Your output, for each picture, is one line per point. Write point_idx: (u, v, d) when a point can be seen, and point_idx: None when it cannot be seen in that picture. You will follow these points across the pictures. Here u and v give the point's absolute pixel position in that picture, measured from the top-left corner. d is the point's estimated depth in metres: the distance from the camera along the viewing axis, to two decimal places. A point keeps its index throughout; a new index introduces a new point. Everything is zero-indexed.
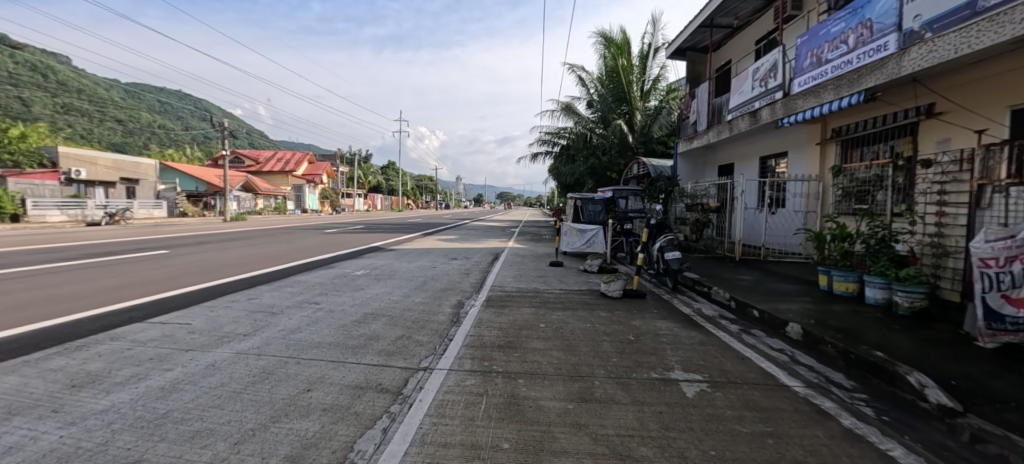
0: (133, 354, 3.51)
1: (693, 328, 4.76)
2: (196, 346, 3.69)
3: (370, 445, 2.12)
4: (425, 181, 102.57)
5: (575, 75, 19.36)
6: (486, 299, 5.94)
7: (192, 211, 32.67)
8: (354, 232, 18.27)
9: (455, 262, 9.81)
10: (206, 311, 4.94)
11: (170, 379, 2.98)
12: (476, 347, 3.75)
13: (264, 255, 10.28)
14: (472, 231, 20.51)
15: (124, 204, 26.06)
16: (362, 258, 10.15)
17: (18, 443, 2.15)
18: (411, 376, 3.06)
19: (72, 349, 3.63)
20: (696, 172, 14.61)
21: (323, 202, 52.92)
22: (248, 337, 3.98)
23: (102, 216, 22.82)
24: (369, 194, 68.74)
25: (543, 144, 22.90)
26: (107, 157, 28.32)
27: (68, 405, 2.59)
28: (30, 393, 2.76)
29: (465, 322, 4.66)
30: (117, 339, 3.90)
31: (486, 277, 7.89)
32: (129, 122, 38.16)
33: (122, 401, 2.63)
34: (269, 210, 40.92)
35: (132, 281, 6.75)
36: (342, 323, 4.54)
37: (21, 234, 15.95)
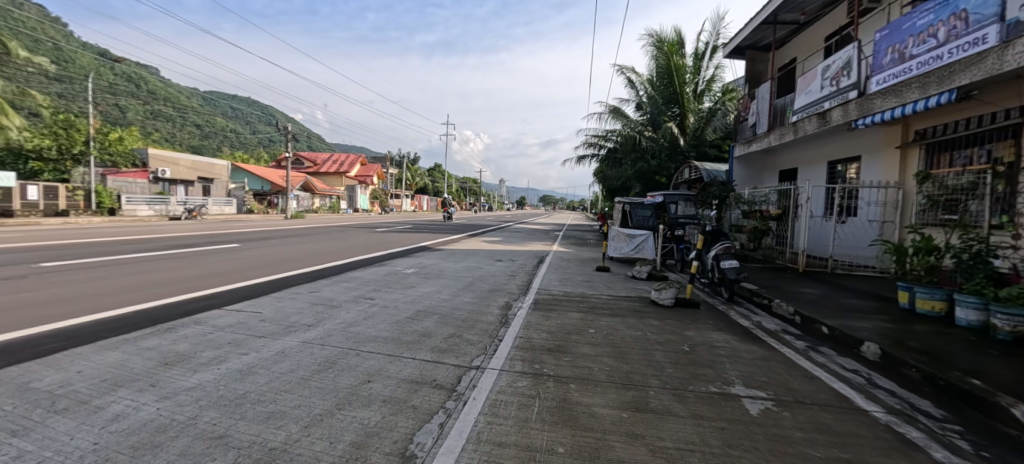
0: (214, 337, 3.86)
1: (753, 342, 4.50)
2: (267, 333, 3.99)
3: (428, 438, 2.18)
4: (469, 183, 104.34)
5: (625, 76, 18.99)
6: (534, 302, 5.91)
7: (258, 209, 35.26)
8: (402, 232, 18.90)
9: (500, 264, 9.88)
10: (274, 301, 5.32)
11: (247, 362, 3.24)
12: (526, 349, 3.77)
13: (321, 251, 10.91)
14: (517, 234, 20.50)
15: (201, 201, 28.72)
16: (411, 257, 10.46)
17: (123, 413, 2.44)
18: (463, 374, 3.12)
19: (164, 329, 4.06)
20: (754, 178, 13.85)
21: (374, 202, 55.33)
22: (312, 327, 4.25)
23: (183, 212, 25.28)
24: (416, 196, 71.03)
25: (589, 147, 22.63)
26: (187, 158, 31.71)
27: (163, 381, 2.89)
28: (132, 368, 3.11)
29: (514, 323, 4.69)
30: (198, 324, 4.27)
31: (532, 280, 7.89)
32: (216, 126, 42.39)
33: (207, 381, 2.89)
34: (325, 209, 43.37)
35: (209, 271, 7.40)
36: (395, 318, 4.72)
37: (116, 226, 17.95)
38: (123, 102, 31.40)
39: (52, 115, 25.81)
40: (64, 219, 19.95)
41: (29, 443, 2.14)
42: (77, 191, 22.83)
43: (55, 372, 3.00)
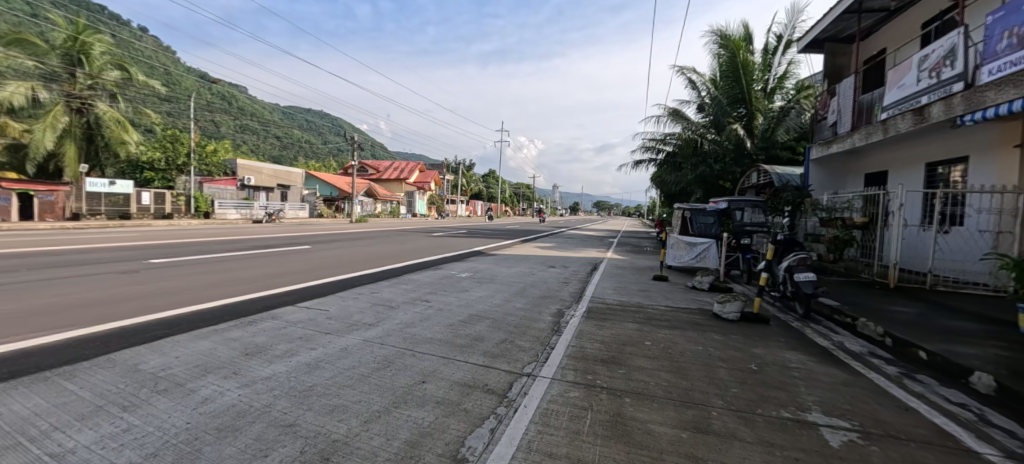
0: (287, 332, 4.19)
1: (833, 364, 4.07)
2: (332, 330, 4.26)
3: (479, 443, 2.20)
4: (522, 188, 105.09)
5: (685, 77, 18.19)
6: (587, 310, 5.80)
7: (327, 213, 37.93)
8: (458, 236, 19.43)
9: (553, 270, 9.82)
10: (339, 300, 5.67)
11: (315, 357, 3.47)
12: (578, 359, 3.69)
13: (382, 254, 11.48)
14: (570, 240, 20.30)
15: (279, 206, 31.53)
16: (465, 261, 10.70)
17: (211, 396, 2.71)
18: (515, 381, 3.12)
19: (246, 322, 4.48)
20: (834, 182, 12.63)
21: (431, 207, 57.45)
22: (372, 326, 4.46)
23: (263, 215, 27.84)
24: (471, 202, 72.75)
25: (647, 151, 21.89)
26: (269, 167, 34.94)
27: (243, 369, 3.17)
28: (219, 356, 3.45)
29: (567, 331, 4.63)
30: (274, 318, 4.66)
31: (585, 287, 7.75)
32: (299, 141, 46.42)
33: (280, 372, 3.13)
34: (386, 214, 45.72)
35: (285, 270, 8.08)
36: (449, 321, 4.82)
37: (210, 228, 20.18)
38: (218, 117, 35.30)
39: (163, 132, 30.01)
40: (169, 222, 22.75)
41: (137, 418, 2.44)
42: (180, 197, 26.05)
43: (159, 356, 3.41)
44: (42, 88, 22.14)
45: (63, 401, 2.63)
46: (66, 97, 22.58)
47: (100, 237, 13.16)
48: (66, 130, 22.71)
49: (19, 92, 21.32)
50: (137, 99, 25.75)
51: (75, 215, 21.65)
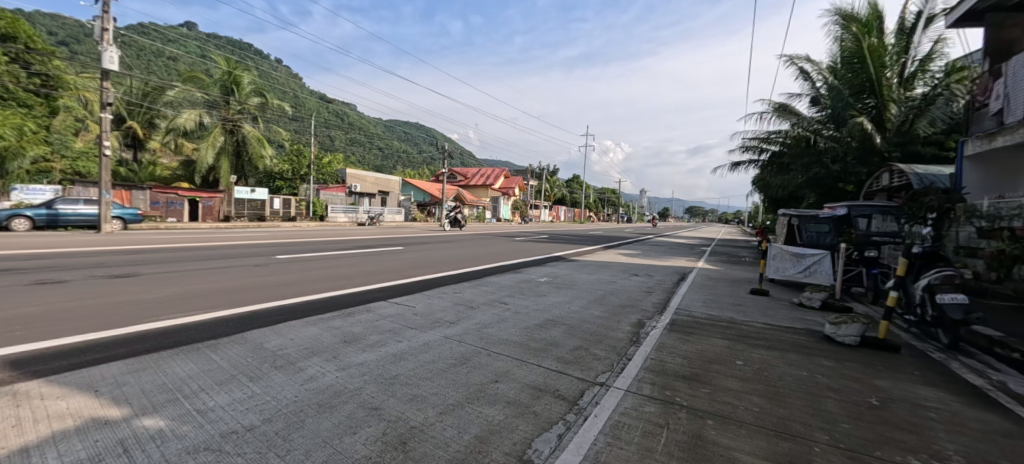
0: (379, 324, 4.60)
1: (988, 409, 3.32)
2: (418, 326, 4.57)
3: (546, 447, 2.21)
4: (607, 193, 102.38)
5: (796, 68, 16.28)
6: (671, 322, 5.45)
7: (420, 217, 40.86)
8: (539, 241, 19.62)
9: (635, 279, 9.43)
10: (425, 298, 6.08)
11: (401, 349, 3.77)
12: (657, 373, 3.50)
13: (466, 256, 12.03)
14: (657, 248, 19.32)
15: (380, 210, 34.78)
16: (545, 266, 10.76)
17: (314, 376, 3.09)
18: (587, 389, 3.06)
19: (346, 313, 5.02)
20: (1001, 183, 10.30)
21: (515, 212, 58.77)
22: (453, 325, 4.70)
23: (366, 219, 30.95)
24: (554, 207, 72.89)
25: (748, 151, 19.98)
26: (372, 175, 38.76)
27: (340, 355, 3.56)
28: (323, 341, 3.92)
29: (646, 343, 4.41)
30: (369, 311, 5.15)
31: (670, 298, 7.30)
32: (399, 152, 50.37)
33: (371, 360, 3.46)
34: (473, 218, 47.83)
35: (381, 268, 8.89)
36: (526, 325, 4.89)
37: (324, 230, 22.97)
38: (332, 132, 40.11)
39: (290, 147, 34.93)
40: (294, 224, 26.44)
41: (259, 388, 2.88)
42: (302, 202, 30.20)
43: (278, 338, 3.97)
44: (206, 114, 26.98)
45: (208, 368, 3.20)
46: (223, 120, 27.39)
47: (241, 236, 15.68)
48: (222, 148, 27.56)
49: (191, 118, 26.40)
50: (272, 119, 30.16)
51: (226, 217, 26.01)
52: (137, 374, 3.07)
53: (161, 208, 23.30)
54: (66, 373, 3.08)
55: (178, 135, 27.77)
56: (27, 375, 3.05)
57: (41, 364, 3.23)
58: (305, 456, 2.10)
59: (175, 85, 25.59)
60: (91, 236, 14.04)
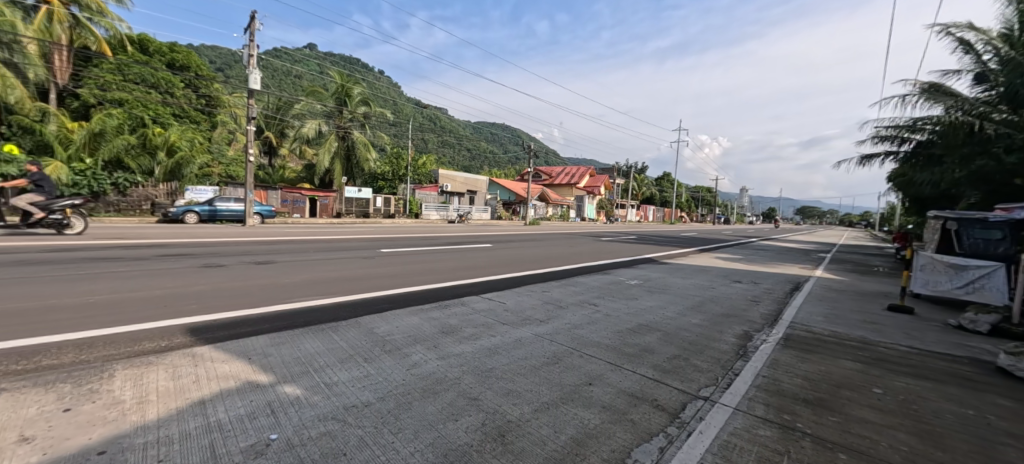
0: (472, 317, 4.82)
1: None
2: (509, 322, 4.70)
3: (647, 460, 2.12)
4: (702, 191, 95.09)
5: (955, 39, 13.43)
6: (785, 337, 4.87)
7: (506, 216, 41.93)
8: (627, 242, 18.89)
9: (738, 286, 8.61)
10: (515, 295, 6.22)
11: (494, 343, 3.90)
12: (771, 393, 3.15)
13: (552, 255, 12.05)
14: (762, 252, 17.45)
15: (468, 209, 36.49)
16: (635, 268, 10.33)
17: (417, 362, 3.35)
18: (688, 402, 2.88)
19: (442, 305, 5.34)
20: None
21: (600, 211, 57.43)
22: (543, 323, 4.73)
23: (456, 217, 32.71)
24: (642, 206, 69.74)
25: (883, 141, 17.03)
26: (462, 176, 40.82)
27: (440, 344, 3.80)
28: (423, 330, 4.22)
29: (755, 358, 4.00)
30: (463, 304, 5.41)
31: (783, 309, 6.52)
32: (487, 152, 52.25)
33: (467, 352, 3.62)
34: (557, 217, 47.78)
35: (471, 264, 9.31)
36: (617, 328, 4.74)
37: (418, 227, 24.69)
38: (426, 136, 42.99)
39: (391, 150, 38.19)
40: (392, 221, 28.91)
41: (372, 368, 3.19)
42: (400, 201, 32.97)
43: (385, 324, 4.37)
44: (324, 123, 30.58)
45: (331, 347, 3.63)
46: (337, 128, 30.91)
47: (351, 231, 17.59)
48: (336, 152, 31.12)
49: (313, 127, 30.19)
50: (376, 125, 33.27)
51: (338, 214, 29.29)
52: (278, 347, 3.61)
53: (289, 205, 27.11)
54: (227, 341, 3.72)
55: (302, 142, 32.03)
56: (201, 340, 3.76)
57: (210, 333, 3.96)
58: (414, 436, 2.27)
59: (300, 99, 29.50)
60: (238, 228, 16.83)
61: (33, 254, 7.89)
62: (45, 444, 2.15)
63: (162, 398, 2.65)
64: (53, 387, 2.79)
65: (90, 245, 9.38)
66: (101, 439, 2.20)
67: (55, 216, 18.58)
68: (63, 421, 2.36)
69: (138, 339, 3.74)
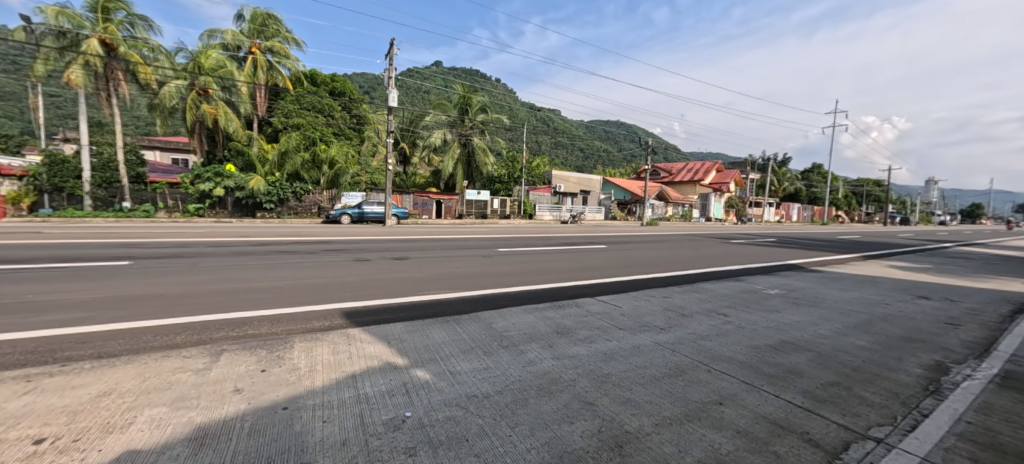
0: (587, 319, 4.73)
1: None
2: (626, 327, 4.50)
3: None
4: (867, 185, 78.70)
5: None
6: (1002, 375, 3.72)
7: (621, 216, 40.46)
8: (765, 245, 16.60)
9: (924, 303, 6.88)
10: (632, 299, 5.93)
11: (610, 348, 3.77)
12: (979, 446, 2.44)
13: (674, 258, 11.21)
14: (961, 261, 13.69)
15: (581, 209, 36.28)
16: (775, 276, 9.00)
17: (532, 360, 3.40)
18: (850, 441, 2.39)
19: (557, 305, 5.36)
20: None
21: (729, 211, 51.71)
22: (664, 331, 4.42)
23: (569, 218, 32.83)
24: (783, 204, 60.64)
25: None
26: (574, 176, 40.72)
27: (554, 344, 3.81)
28: (539, 329, 4.28)
29: (954, 398, 3.13)
30: (578, 306, 5.37)
31: (997, 339, 4.99)
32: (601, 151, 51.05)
33: (582, 354, 3.57)
34: (677, 217, 44.48)
35: (586, 265, 9.18)
36: (755, 343, 4.19)
37: (532, 227, 25.37)
38: (540, 138, 43.89)
39: (507, 154, 39.96)
40: (508, 222, 30.20)
41: (492, 361, 3.36)
42: (515, 202, 34.38)
43: (503, 320, 4.56)
44: (448, 132, 33.35)
45: (454, 338, 3.92)
46: (459, 136, 33.47)
47: (471, 231, 18.90)
48: (459, 158, 33.72)
49: (439, 136, 33.12)
50: (494, 130, 35.06)
51: (460, 215, 31.65)
52: (411, 334, 4.03)
53: (419, 208, 30.24)
54: (372, 325, 4.29)
55: (431, 151, 35.46)
56: (353, 323, 4.40)
57: (360, 317, 4.61)
58: (530, 432, 2.31)
59: (429, 111, 32.66)
60: (380, 228, 19.38)
61: (242, 247, 10.20)
62: (249, 395, 2.74)
63: (325, 369, 3.17)
64: (254, 351, 3.55)
65: (277, 241, 11.80)
66: (285, 397, 2.73)
67: (257, 218, 24.09)
68: (261, 379, 2.99)
69: (309, 318, 4.54)
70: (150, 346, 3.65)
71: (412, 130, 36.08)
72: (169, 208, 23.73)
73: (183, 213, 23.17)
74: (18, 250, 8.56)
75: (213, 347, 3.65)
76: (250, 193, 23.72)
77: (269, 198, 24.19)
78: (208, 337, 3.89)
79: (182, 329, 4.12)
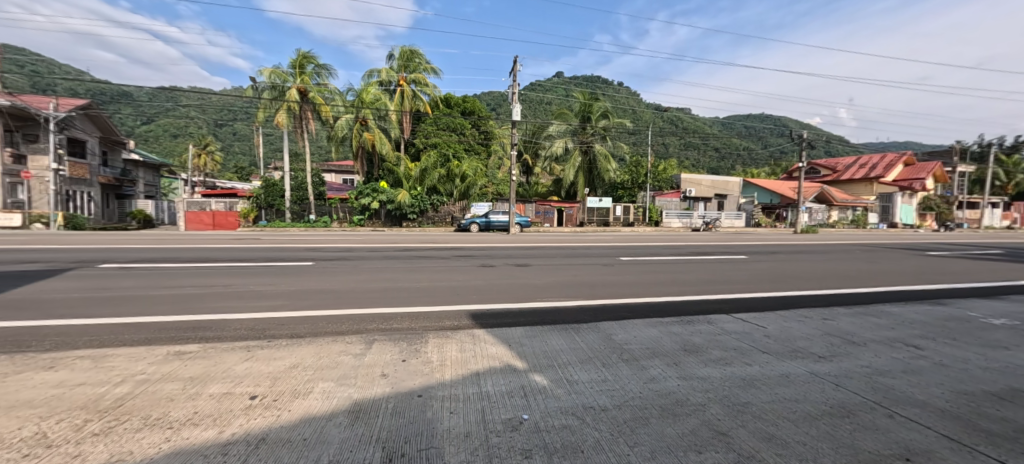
0: (721, 339, 4.24)
1: None
2: (773, 351, 3.89)
3: None
4: None
5: None
6: None
7: (766, 222, 35.28)
8: (984, 258, 12.65)
9: None
10: (781, 319, 5.10)
11: (749, 373, 3.31)
12: None
13: (838, 273, 9.33)
14: None
15: (716, 215, 32.87)
16: (1001, 300, 6.78)
17: (656, 377, 3.19)
18: None
19: (686, 321, 4.91)
20: None
21: (923, 214, 40.99)
22: (824, 360, 3.70)
23: (701, 225, 30.04)
24: (1015, 203, 45.55)
25: None
26: (708, 179, 37.32)
27: (682, 363, 3.50)
28: (663, 345, 3.98)
29: None
30: (710, 322, 4.85)
31: None
32: (739, 150, 45.57)
33: (715, 377, 3.21)
34: (844, 223, 37.05)
35: (722, 278, 8.24)
36: (964, 388, 3.21)
37: (658, 235, 23.87)
38: (666, 139, 41.27)
39: (630, 159, 38.49)
40: (631, 229, 28.99)
41: (611, 374, 3.25)
42: (640, 209, 32.92)
43: (623, 332, 4.37)
44: (570, 140, 33.56)
45: (572, 347, 3.90)
46: (581, 143, 33.41)
47: (593, 239, 18.68)
48: (580, 166, 33.73)
49: (561, 144, 33.51)
50: (616, 136, 34.20)
51: (581, 222, 31.57)
52: (530, 338, 4.14)
53: (541, 216, 31.09)
54: (495, 327, 4.54)
55: (552, 160, 36.17)
56: (478, 324, 4.72)
57: (484, 319, 4.93)
58: (651, 455, 2.16)
59: (551, 122, 33.37)
60: (504, 236, 20.43)
61: (391, 252, 11.81)
62: (393, 380, 3.15)
63: (453, 365, 3.47)
64: (398, 342, 4.06)
65: (419, 247, 13.39)
66: (420, 386, 3.06)
67: (403, 227, 27.72)
68: (402, 368, 3.41)
69: (442, 317, 5.02)
70: (323, 332, 4.47)
71: (534, 141, 37.35)
72: (341, 219, 28.80)
73: (349, 223, 27.99)
74: (244, 252, 11.41)
75: (367, 336, 4.29)
76: (398, 205, 27.41)
77: (412, 210, 27.67)
78: (364, 328, 4.59)
79: (345, 319, 4.95)
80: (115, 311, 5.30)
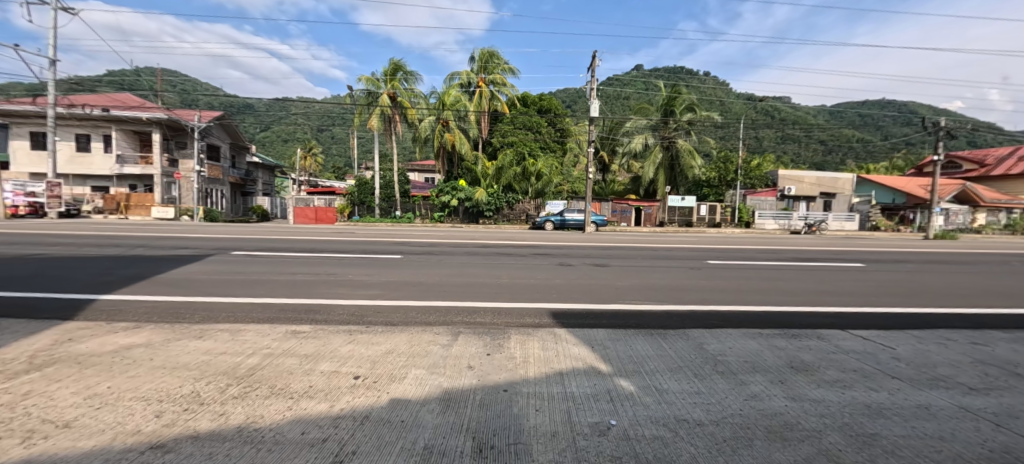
0: (838, 358, 3.74)
1: None
2: (906, 377, 3.34)
3: None
4: None
5: None
6: None
7: (887, 225, 30.11)
8: None
9: None
10: (914, 340, 4.36)
11: (875, 400, 2.89)
12: None
13: (994, 288, 7.74)
14: None
15: (821, 216, 29.20)
16: None
17: (759, 396, 2.90)
18: None
19: (791, 334, 4.42)
20: None
21: None
22: (977, 393, 3.09)
23: (803, 227, 27.01)
24: None
25: None
26: (812, 176, 34.24)
27: (790, 382, 3.15)
28: (766, 360, 3.62)
29: None
30: (822, 338, 4.30)
31: None
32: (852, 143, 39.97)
33: (830, 401, 2.84)
34: (994, 228, 30.71)
35: (835, 288, 7.28)
36: None
37: (750, 237, 21.84)
38: (760, 133, 37.68)
39: (718, 155, 35.72)
40: (717, 230, 26.90)
41: (705, 386, 3.03)
42: (728, 208, 30.47)
43: (717, 342, 4.06)
44: (650, 136, 31.96)
45: (660, 353, 3.71)
46: (662, 139, 31.77)
47: (677, 240, 17.69)
48: (660, 163, 32.05)
49: (640, 141, 31.95)
50: (702, 130, 32.04)
51: (661, 222, 29.99)
52: (614, 341, 4.03)
53: (618, 215, 30.12)
54: (577, 328, 4.49)
55: (630, 157, 34.84)
56: (559, 323, 4.72)
57: (566, 318, 4.90)
58: None
59: (630, 117, 32.10)
60: (580, 235, 20.22)
61: (472, 249, 12.25)
62: (480, 373, 3.27)
63: (535, 362, 3.49)
64: (481, 336, 4.18)
65: (498, 244, 13.76)
66: (505, 380, 3.13)
67: (480, 224, 28.71)
68: (487, 361, 3.51)
69: (524, 314, 5.07)
70: (414, 321, 4.78)
71: (612, 138, 36.38)
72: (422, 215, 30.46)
73: (431, 219, 29.63)
74: (344, 244, 12.63)
75: (454, 328, 4.49)
76: (475, 202, 28.42)
77: (489, 207, 28.54)
78: (450, 320, 4.82)
79: (434, 310, 5.25)
80: (245, 293, 6.16)
